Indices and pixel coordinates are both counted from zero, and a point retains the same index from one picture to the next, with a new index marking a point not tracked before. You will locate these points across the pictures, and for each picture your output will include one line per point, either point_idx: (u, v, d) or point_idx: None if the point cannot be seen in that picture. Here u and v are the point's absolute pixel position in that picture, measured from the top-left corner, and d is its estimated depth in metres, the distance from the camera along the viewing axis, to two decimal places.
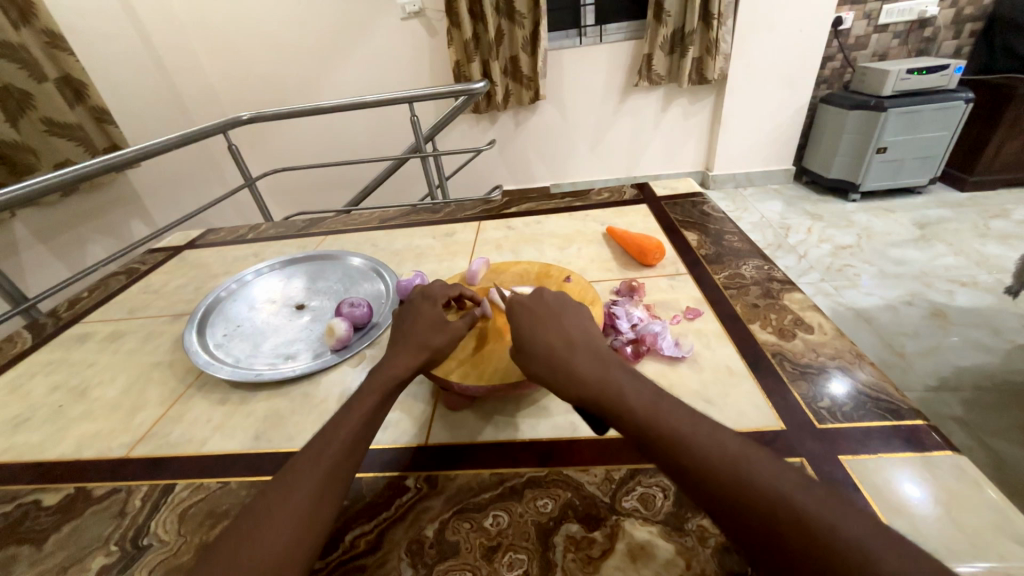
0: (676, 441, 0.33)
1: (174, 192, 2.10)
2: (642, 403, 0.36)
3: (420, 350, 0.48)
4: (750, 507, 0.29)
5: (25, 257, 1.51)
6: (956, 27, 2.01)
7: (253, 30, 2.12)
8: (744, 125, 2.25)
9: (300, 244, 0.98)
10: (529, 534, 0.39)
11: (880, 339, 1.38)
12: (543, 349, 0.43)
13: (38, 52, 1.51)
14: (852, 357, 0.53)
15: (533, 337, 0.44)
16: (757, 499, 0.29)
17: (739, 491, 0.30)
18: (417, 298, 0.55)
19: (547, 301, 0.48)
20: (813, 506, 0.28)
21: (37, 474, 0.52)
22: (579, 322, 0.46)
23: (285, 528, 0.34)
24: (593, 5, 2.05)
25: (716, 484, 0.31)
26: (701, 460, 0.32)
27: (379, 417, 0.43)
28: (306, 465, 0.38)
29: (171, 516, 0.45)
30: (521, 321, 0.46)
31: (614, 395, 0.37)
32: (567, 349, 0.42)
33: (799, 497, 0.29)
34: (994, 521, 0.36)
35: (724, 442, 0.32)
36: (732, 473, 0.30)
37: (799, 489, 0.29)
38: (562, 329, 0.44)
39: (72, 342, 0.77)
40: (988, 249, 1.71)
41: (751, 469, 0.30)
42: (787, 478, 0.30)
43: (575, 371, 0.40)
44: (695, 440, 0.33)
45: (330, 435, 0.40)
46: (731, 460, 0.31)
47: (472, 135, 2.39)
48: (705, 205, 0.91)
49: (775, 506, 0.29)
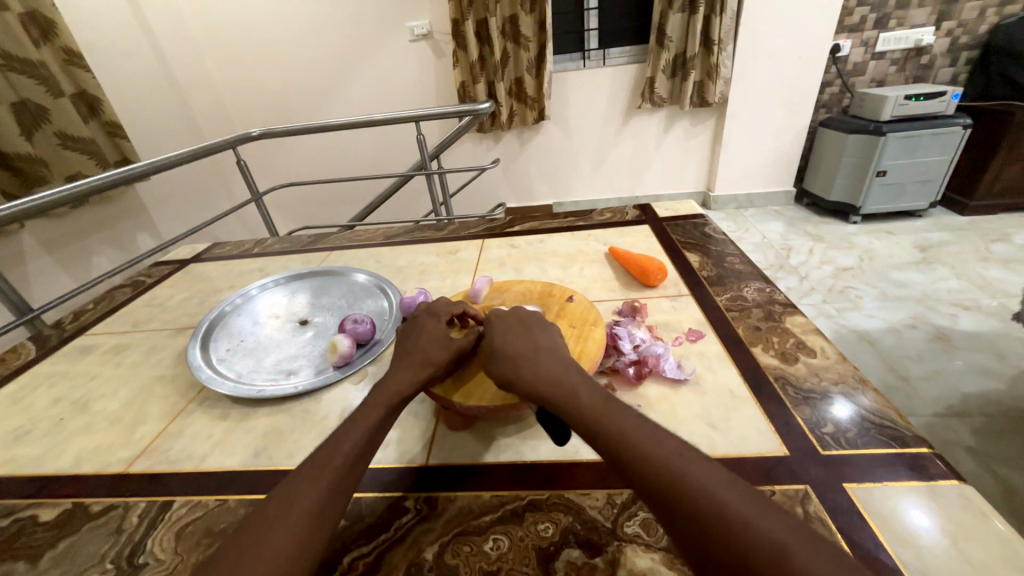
0: (620, 439, 0.35)
1: (181, 205, 2.13)
2: (594, 404, 0.38)
3: (423, 365, 0.48)
4: (680, 503, 0.31)
5: (31, 267, 1.53)
6: (952, 55, 2.06)
7: (266, 50, 2.18)
8: (744, 148, 2.28)
9: (305, 259, 0.99)
10: (529, 559, 0.38)
11: (883, 363, 1.37)
12: (510, 352, 0.45)
13: (56, 68, 1.55)
14: (855, 382, 0.53)
15: (502, 343, 0.47)
16: (687, 497, 0.31)
17: (672, 488, 0.31)
18: (422, 314, 0.55)
19: (521, 315, 0.51)
20: (739, 507, 0.29)
21: (35, 488, 0.52)
22: (550, 336, 0.48)
23: (281, 542, 0.34)
24: (596, 30, 2.11)
25: (653, 482, 0.32)
26: (639, 457, 0.33)
27: (381, 433, 0.43)
28: (307, 479, 0.38)
29: (168, 534, 0.45)
30: (495, 328, 0.49)
31: (570, 395, 0.40)
32: (533, 354, 0.45)
33: (729, 499, 0.30)
34: (1003, 554, 0.35)
35: (666, 445, 0.34)
36: (667, 472, 0.32)
37: (729, 490, 0.30)
38: (531, 339, 0.47)
39: (75, 354, 0.77)
40: (990, 273, 1.71)
41: (687, 470, 0.32)
42: (719, 482, 0.31)
43: (536, 373, 0.42)
44: (640, 440, 0.34)
45: (333, 448, 0.40)
46: (668, 460, 0.33)
47: (477, 154, 2.43)
48: (706, 226, 0.92)
49: (703, 505, 0.30)
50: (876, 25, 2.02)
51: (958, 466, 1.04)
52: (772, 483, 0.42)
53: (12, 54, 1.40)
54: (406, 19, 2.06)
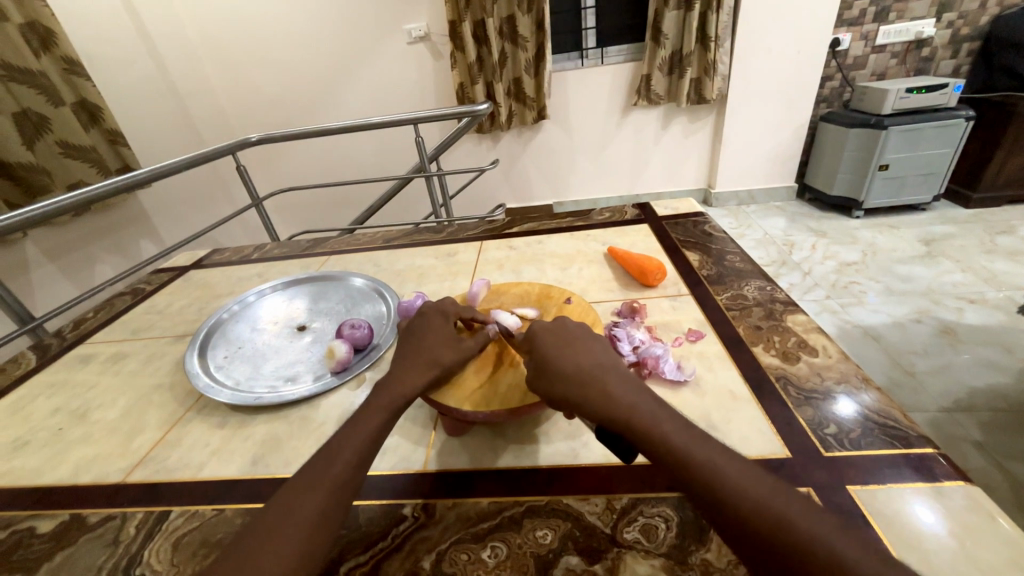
0: (710, 474, 0.33)
1: (183, 211, 2.14)
2: (678, 433, 0.36)
3: (429, 367, 0.48)
4: (787, 548, 0.28)
5: (35, 275, 1.53)
6: (953, 47, 2.04)
7: (265, 55, 2.19)
8: (745, 143, 2.26)
9: (304, 264, 0.99)
10: (528, 567, 0.38)
11: (888, 358, 1.36)
12: (571, 370, 0.42)
13: (56, 77, 1.55)
14: (858, 380, 0.52)
15: (559, 360, 0.43)
16: (795, 540, 0.28)
17: (778, 531, 0.29)
18: (431, 312, 0.55)
19: (571, 327, 0.48)
20: (854, 553, 0.27)
21: (33, 500, 0.52)
22: (605, 349, 0.45)
23: (282, 553, 0.33)
24: (594, 29, 2.11)
25: (755, 522, 0.30)
26: (737, 496, 0.31)
27: (382, 438, 0.42)
28: (306, 487, 0.37)
29: (165, 544, 0.44)
30: (547, 344, 0.45)
31: (645, 421, 0.37)
32: (595, 372, 0.42)
33: (841, 543, 0.28)
34: (1012, 556, 0.34)
35: (760, 481, 0.32)
36: (769, 512, 0.30)
37: (837, 532, 0.29)
38: (591, 355, 0.44)
39: (75, 363, 0.77)
40: (996, 266, 1.69)
41: (788, 509, 0.30)
42: (825, 522, 0.29)
43: (608, 394, 0.39)
44: (731, 475, 0.32)
45: (332, 455, 0.40)
46: (766, 499, 0.31)
47: (476, 154, 2.42)
48: (706, 225, 0.91)
49: (817, 549, 0.28)
50: (876, 18, 2.01)
51: (965, 461, 1.03)
52: None
53: (12, 64, 1.41)
54: (403, 21, 2.06)
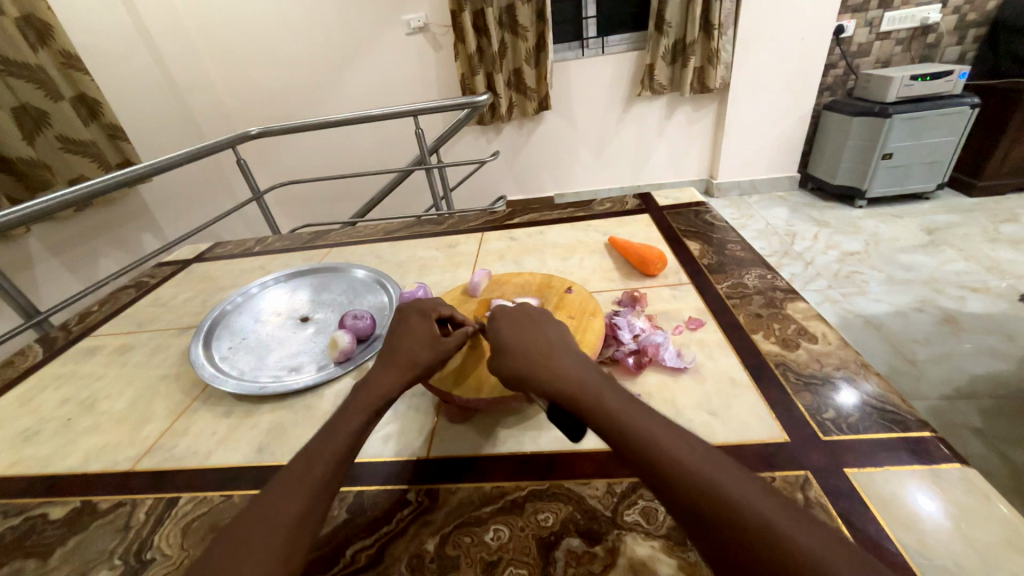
0: (653, 449, 0.33)
1: (183, 206, 2.14)
2: (622, 409, 0.36)
3: (407, 369, 0.48)
4: (724, 521, 0.29)
5: (39, 270, 1.54)
6: (959, 33, 2.01)
7: (263, 48, 2.17)
8: (748, 133, 2.24)
9: (306, 256, 0.99)
10: (530, 550, 0.38)
11: (890, 347, 1.36)
12: (524, 352, 0.43)
13: (54, 72, 1.55)
14: (857, 366, 0.52)
15: (514, 343, 0.44)
16: (725, 508, 0.30)
17: (703, 491, 0.31)
18: (410, 311, 0.54)
19: (529, 311, 0.49)
20: (778, 520, 0.29)
21: (45, 487, 0.53)
22: (559, 332, 0.47)
23: (261, 562, 0.33)
24: (594, 18, 2.08)
25: (690, 492, 0.31)
26: (677, 470, 0.32)
27: (362, 439, 0.43)
28: (286, 492, 0.37)
29: (175, 529, 0.45)
30: (503, 329, 0.46)
31: (596, 399, 0.37)
32: (550, 352, 0.43)
33: (764, 506, 0.30)
34: (1007, 536, 0.35)
35: (696, 453, 0.33)
36: (702, 478, 0.31)
37: (766, 502, 0.30)
38: (545, 337, 0.45)
39: (82, 355, 0.78)
40: (1000, 255, 1.68)
41: (725, 482, 0.31)
42: (764, 497, 0.30)
43: (558, 371, 0.40)
44: (674, 450, 0.33)
45: (311, 458, 0.40)
46: (709, 473, 0.31)
47: (477, 147, 2.41)
48: (708, 214, 0.91)
49: (741, 514, 0.29)
50: (880, 4, 1.98)
51: (965, 449, 1.04)
52: (772, 470, 0.42)
53: (10, 59, 1.40)
54: (401, 12, 2.04)
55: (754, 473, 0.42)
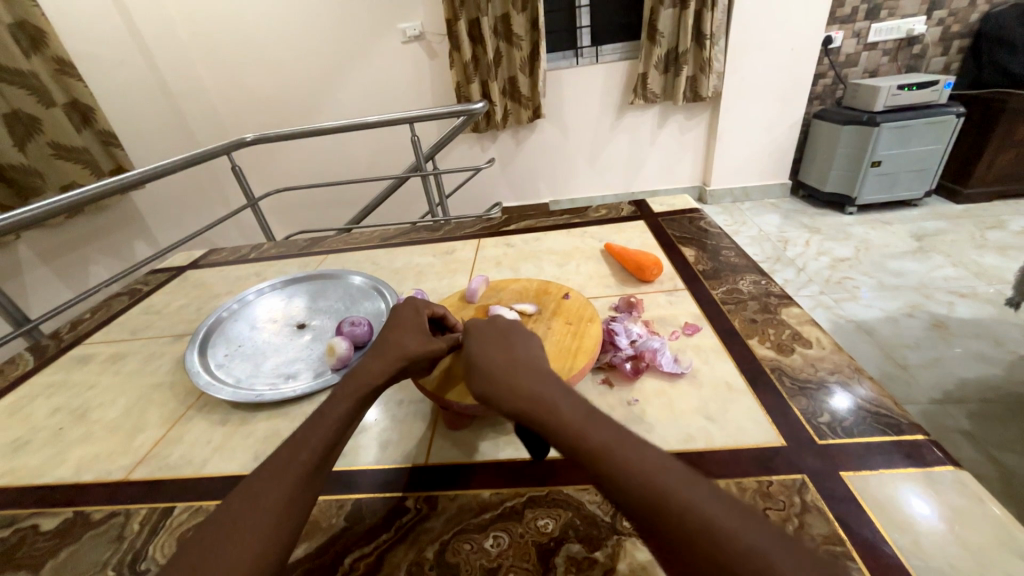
0: (604, 455, 0.32)
1: (176, 212, 2.12)
2: (576, 418, 0.35)
3: (395, 356, 0.48)
4: (670, 525, 0.28)
5: (29, 277, 1.53)
6: (943, 44, 2.06)
7: (259, 56, 2.18)
8: (739, 141, 2.28)
9: (302, 263, 0.99)
10: (530, 556, 0.38)
11: (881, 352, 1.37)
12: (488, 367, 0.43)
13: (47, 79, 1.55)
14: (851, 371, 0.53)
15: (483, 359, 0.44)
16: (674, 515, 0.28)
17: (650, 500, 0.29)
18: (403, 307, 0.55)
19: (500, 327, 0.48)
20: (727, 522, 0.27)
21: (35, 499, 0.52)
22: (527, 344, 0.46)
23: (243, 543, 0.33)
24: (588, 27, 2.11)
25: (638, 498, 0.29)
26: (624, 473, 0.31)
27: (350, 426, 0.43)
28: (274, 476, 0.37)
29: (170, 540, 0.45)
30: (474, 345, 0.46)
31: (552, 411, 0.36)
32: (513, 366, 0.42)
33: (715, 510, 0.28)
34: (999, 538, 0.35)
35: (648, 456, 0.31)
36: (650, 482, 0.30)
37: (717, 503, 0.28)
38: (509, 352, 0.44)
39: (73, 363, 0.77)
40: (986, 261, 1.71)
41: (681, 489, 0.29)
42: (709, 495, 0.29)
43: (517, 387, 0.40)
44: (620, 452, 0.32)
45: (299, 443, 0.40)
46: (657, 476, 0.30)
47: (472, 154, 2.43)
48: (702, 221, 0.92)
49: (691, 519, 0.28)
50: (867, 16, 2.03)
51: (958, 452, 1.05)
52: (769, 475, 0.42)
53: (3, 65, 1.40)
54: (397, 21, 2.06)
55: (752, 478, 0.42)
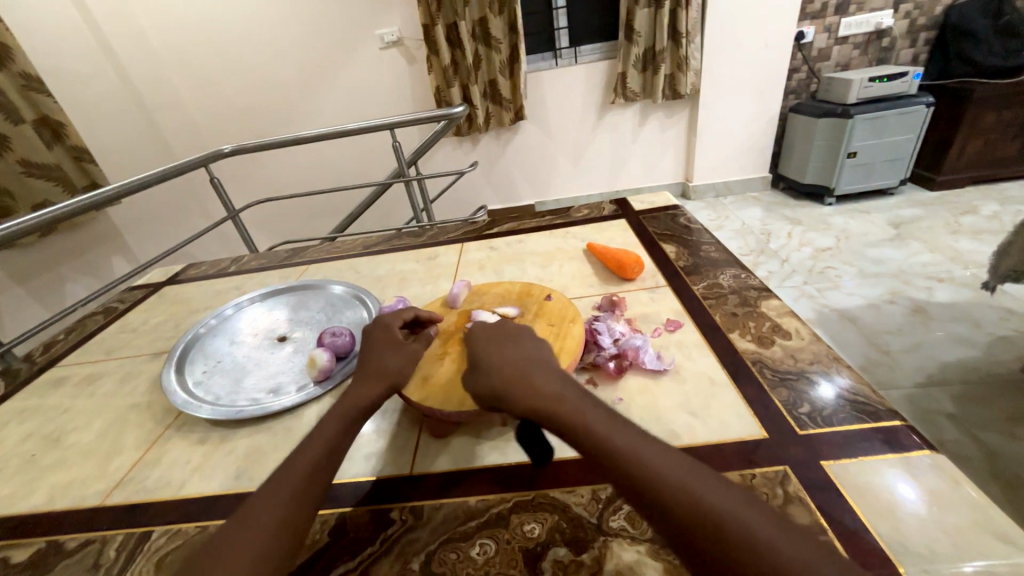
0: (633, 463, 0.32)
1: (155, 227, 2.08)
2: (602, 424, 0.35)
3: (383, 377, 0.48)
4: (702, 529, 0.29)
5: (1, 300, 1.49)
6: (911, 36, 2.11)
7: (235, 66, 2.15)
8: (719, 136, 2.31)
9: (283, 274, 0.98)
10: (517, 562, 0.38)
11: (865, 339, 1.40)
12: (502, 366, 0.42)
13: (15, 95, 1.50)
14: (830, 360, 0.54)
15: (492, 359, 0.43)
16: (710, 521, 0.29)
17: (681, 506, 0.30)
18: (372, 327, 0.54)
19: (503, 330, 0.48)
20: (758, 527, 0.28)
21: (5, 530, 0.50)
22: (526, 346, 0.45)
23: (238, 563, 0.33)
24: (566, 28, 2.12)
25: (670, 504, 0.30)
26: (650, 477, 0.31)
27: (344, 445, 0.42)
28: (269, 494, 0.37)
29: (147, 565, 0.44)
30: (480, 347, 0.46)
31: (576, 415, 0.36)
32: (529, 366, 0.42)
33: (745, 517, 0.29)
34: (975, 519, 0.36)
35: (675, 464, 0.32)
36: (681, 489, 0.30)
37: (744, 506, 0.29)
38: (517, 354, 0.44)
39: (46, 387, 0.75)
40: (962, 246, 1.76)
41: (712, 497, 0.30)
42: (735, 500, 0.30)
43: (535, 386, 0.39)
44: (649, 461, 0.32)
45: (294, 464, 0.39)
46: (689, 485, 0.31)
47: (456, 157, 2.42)
48: (683, 217, 0.93)
49: (725, 525, 0.28)
50: (837, 11, 2.07)
51: (941, 433, 1.07)
52: (752, 467, 0.43)
53: None
54: (375, 26, 2.05)
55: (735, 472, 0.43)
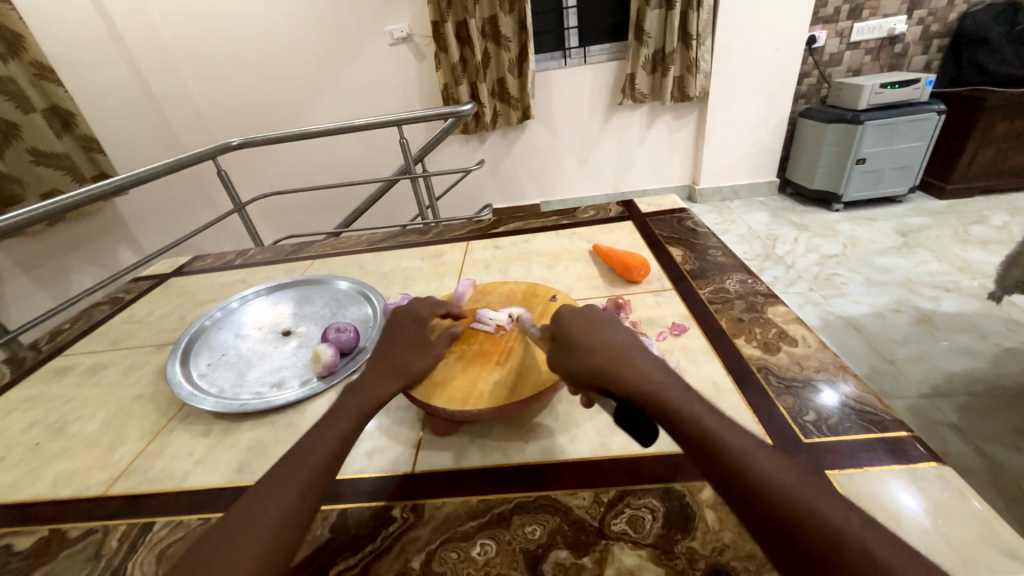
0: (747, 466, 0.31)
1: (162, 219, 2.09)
2: (714, 422, 0.34)
3: (400, 375, 0.48)
4: (819, 541, 0.28)
5: (8, 287, 1.50)
6: (924, 43, 2.10)
7: (244, 59, 2.15)
8: (726, 139, 2.29)
9: (288, 268, 0.98)
10: (517, 564, 0.38)
11: (869, 348, 1.39)
12: (600, 347, 0.40)
13: (26, 84, 1.51)
14: (836, 369, 0.53)
15: (588, 338, 0.41)
16: (830, 537, 0.28)
17: (798, 516, 0.29)
18: (405, 314, 0.53)
19: (595, 309, 0.45)
20: (881, 550, 0.27)
21: (9, 517, 0.50)
22: (620, 329, 0.43)
23: (248, 550, 0.33)
24: (576, 28, 2.12)
25: (787, 512, 0.29)
26: (766, 482, 0.31)
27: (354, 437, 0.42)
28: (276, 488, 0.37)
29: (149, 556, 0.44)
30: (570, 325, 0.43)
31: (686, 409, 0.35)
32: (628, 352, 0.40)
33: (865, 537, 0.28)
34: (982, 533, 0.36)
35: (789, 473, 0.31)
36: (798, 499, 0.30)
37: (863, 528, 0.29)
38: (615, 336, 0.41)
39: (51, 375, 0.75)
40: (970, 255, 1.74)
41: (832, 513, 0.29)
42: (853, 519, 0.29)
43: (640, 373, 0.38)
44: (763, 465, 0.31)
45: (304, 454, 0.39)
46: (806, 497, 0.30)
47: (462, 155, 2.42)
48: (690, 220, 0.92)
49: (845, 541, 0.28)
50: (850, 15, 2.05)
51: (944, 445, 1.06)
52: None
53: None
54: (384, 22, 2.04)
55: None
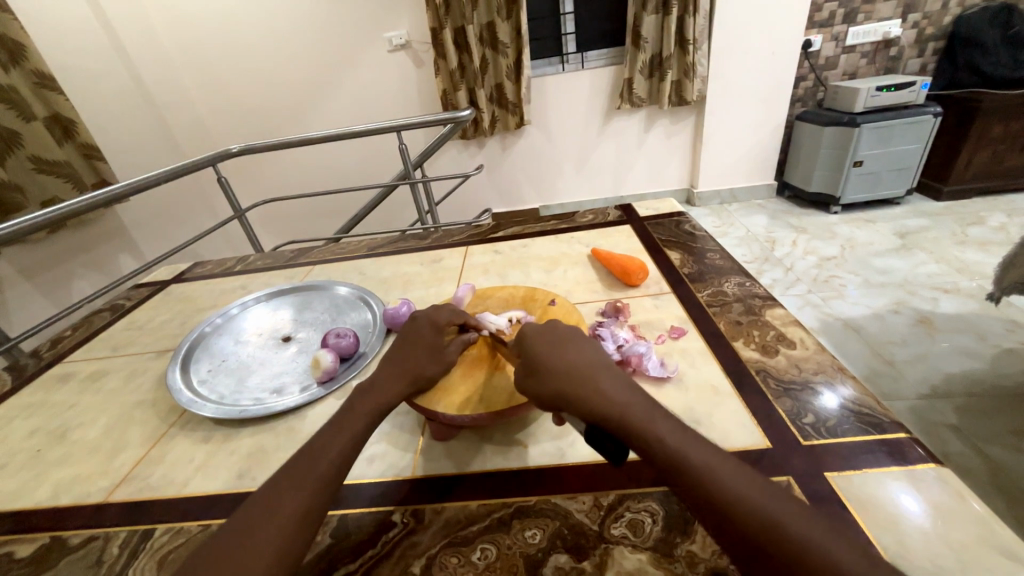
0: (710, 482, 0.31)
1: (163, 225, 2.10)
2: (676, 438, 0.34)
3: (410, 377, 0.48)
4: (783, 555, 0.28)
5: (9, 294, 1.50)
6: (919, 46, 2.11)
7: (245, 67, 2.17)
8: (724, 143, 2.31)
9: (288, 274, 0.98)
10: (517, 568, 0.38)
11: (869, 349, 1.39)
12: (563, 369, 0.41)
13: (28, 93, 1.52)
14: (834, 371, 0.54)
15: (551, 360, 0.42)
16: (795, 550, 0.28)
17: (762, 530, 0.29)
18: (423, 320, 0.53)
19: (562, 329, 0.46)
20: (849, 560, 0.27)
21: (10, 524, 0.50)
22: (586, 348, 0.43)
23: (261, 548, 0.33)
24: (574, 34, 2.13)
25: (753, 527, 0.29)
26: (729, 496, 0.31)
27: (365, 439, 0.43)
28: (283, 494, 0.36)
29: (150, 563, 0.44)
30: (534, 345, 0.44)
31: (648, 427, 0.35)
32: (591, 370, 0.40)
33: (834, 547, 0.28)
34: (980, 534, 0.36)
35: (755, 485, 0.31)
36: (762, 512, 0.30)
37: (832, 536, 0.28)
38: (579, 355, 0.42)
39: (52, 382, 0.76)
40: (968, 256, 1.75)
41: (799, 524, 0.29)
42: (822, 528, 0.29)
43: (602, 392, 0.38)
44: (728, 479, 0.31)
45: (317, 454, 0.40)
46: (772, 509, 0.30)
47: (461, 160, 2.43)
48: (688, 224, 0.93)
49: (812, 553, 0.27)
50: (845, 19, 2.07)
51: (945, 446, 1.06)
52: None
53: None
54: (383, 30, 2.06)
55: None
